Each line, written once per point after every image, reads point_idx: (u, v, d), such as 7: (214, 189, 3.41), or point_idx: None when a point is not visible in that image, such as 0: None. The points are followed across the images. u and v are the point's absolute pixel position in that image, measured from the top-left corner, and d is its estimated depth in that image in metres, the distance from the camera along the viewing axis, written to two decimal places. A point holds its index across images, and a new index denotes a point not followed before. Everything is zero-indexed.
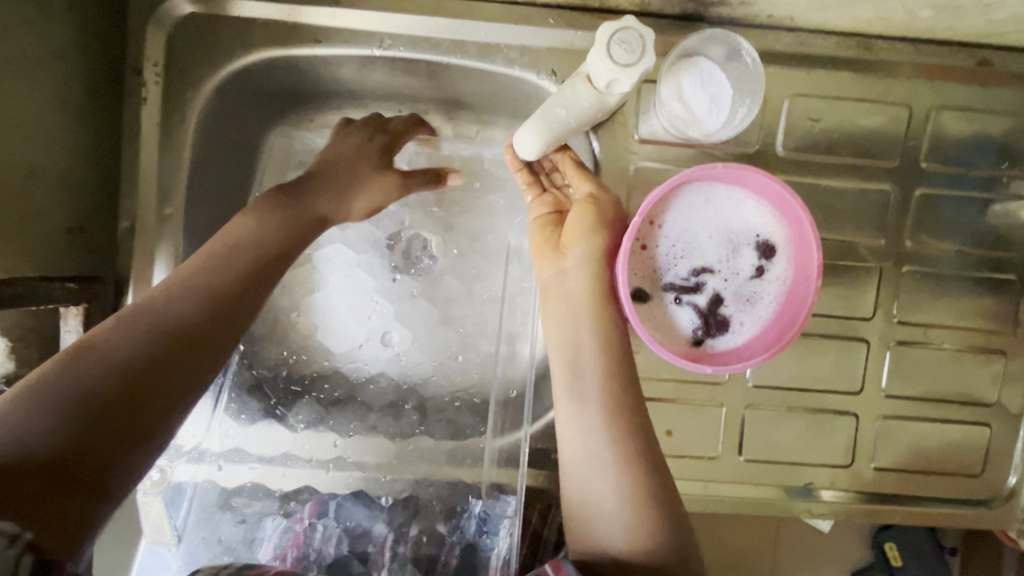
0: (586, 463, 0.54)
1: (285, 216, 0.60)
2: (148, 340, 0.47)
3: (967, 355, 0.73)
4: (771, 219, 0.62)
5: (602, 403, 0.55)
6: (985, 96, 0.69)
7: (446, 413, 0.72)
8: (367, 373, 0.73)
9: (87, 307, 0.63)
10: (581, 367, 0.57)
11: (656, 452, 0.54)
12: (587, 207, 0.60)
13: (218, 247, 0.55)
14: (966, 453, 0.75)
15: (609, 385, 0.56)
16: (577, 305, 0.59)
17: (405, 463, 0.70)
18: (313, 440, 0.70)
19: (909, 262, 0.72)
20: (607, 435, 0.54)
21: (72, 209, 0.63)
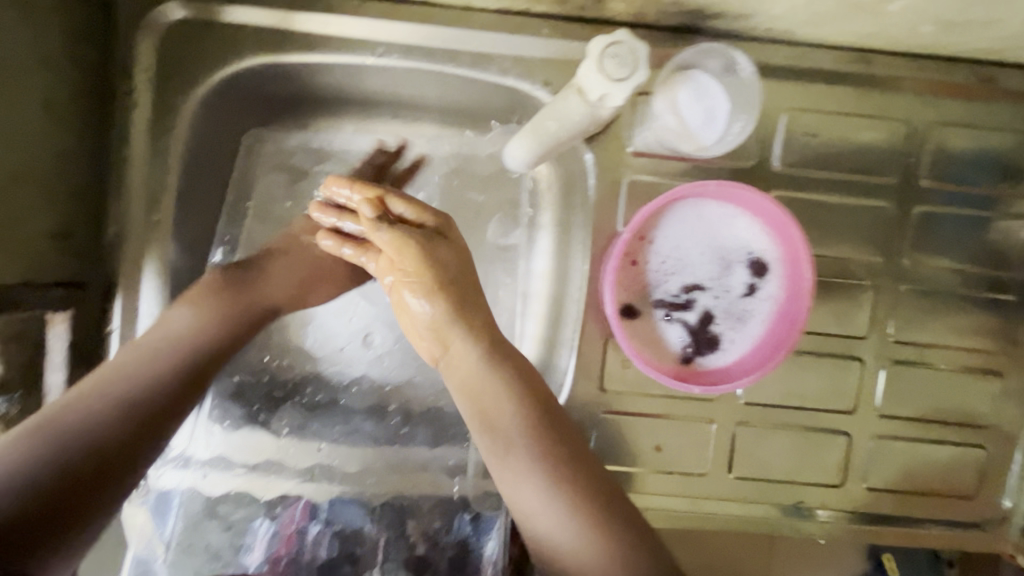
0: (541, 521, 0.52)
1: (216, 307, 0.61)
2: (97, 415, 0.50)
3: (962, 375, 0.72)
4: (764, 236, 0.60)
5: (535, 464, 0.53)
6: (985, 113, 0.68)
7: (430, 415, 0.71)
8: (349, 376, 0.71)
9: (72, 313, 0.64)
10: (501, 442, 0.54)
11: (604, 481, 0.54)
12: (416, 267, 0.56)
13: (163, 333, 0.57)
14: (960, 474, 0.73)
15: (538, 448, 0.54)
16: (475, 381, 0.56)
17: (393, 475, 0.69)
18: (298, 447, 0.69)
19: (905, 280, 0.71)
20: (551, 491, 0.52)
21: (62, 214, 0.63)
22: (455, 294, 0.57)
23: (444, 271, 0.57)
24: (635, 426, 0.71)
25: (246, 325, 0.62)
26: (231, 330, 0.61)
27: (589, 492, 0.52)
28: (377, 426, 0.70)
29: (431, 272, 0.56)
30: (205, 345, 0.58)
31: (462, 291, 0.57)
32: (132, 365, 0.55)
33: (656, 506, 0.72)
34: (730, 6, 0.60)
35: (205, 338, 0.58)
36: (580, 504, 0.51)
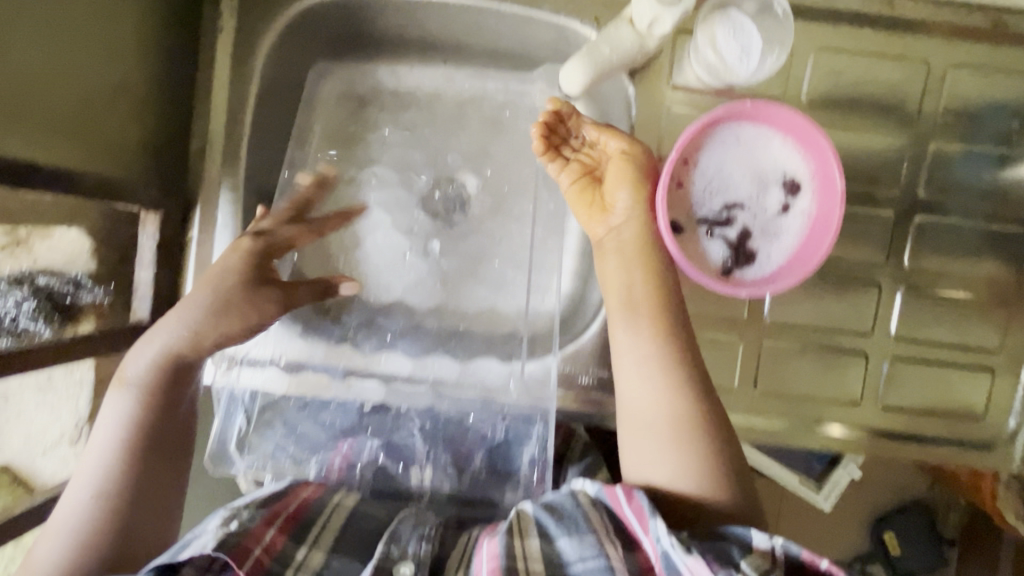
0: (647, 425, 0.62)
1: (153, 380, 0.61)
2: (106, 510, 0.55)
3: (971, 302, 0.78)
4: (796, 155, 0.66)
5: (655, 339, 0.63)
6: (998, 58, 0.74)
7: (484, 316, 0.76)
8: (410, 279, 0.76)
9: (163, 214, 0.68)
10: (633, 295, 0.65)
11: (710, 399, 0.62)
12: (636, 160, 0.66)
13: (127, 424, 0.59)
14: (969, 397, 0.79)
15: (663, 339, 0.63)
16: (628, 251, 0.66)
17: (450, 372, 0.74)
18: (364, 339, 0.75)
19: (921, 213, 0.76)
20: (666, 369, 0.62)
21: (153, 126, 0.69)
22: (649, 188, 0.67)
23: (647, 163, 0.66)
24: None
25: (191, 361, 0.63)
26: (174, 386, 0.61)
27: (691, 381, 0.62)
28: (436, 328, 0.76)
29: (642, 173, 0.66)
30: (163, 393, 0.61)
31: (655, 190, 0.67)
32: (92, 467, 0.57)
33: None
34: None
35: (163, 389, 0.61)
36: (686, 398, 0.61)
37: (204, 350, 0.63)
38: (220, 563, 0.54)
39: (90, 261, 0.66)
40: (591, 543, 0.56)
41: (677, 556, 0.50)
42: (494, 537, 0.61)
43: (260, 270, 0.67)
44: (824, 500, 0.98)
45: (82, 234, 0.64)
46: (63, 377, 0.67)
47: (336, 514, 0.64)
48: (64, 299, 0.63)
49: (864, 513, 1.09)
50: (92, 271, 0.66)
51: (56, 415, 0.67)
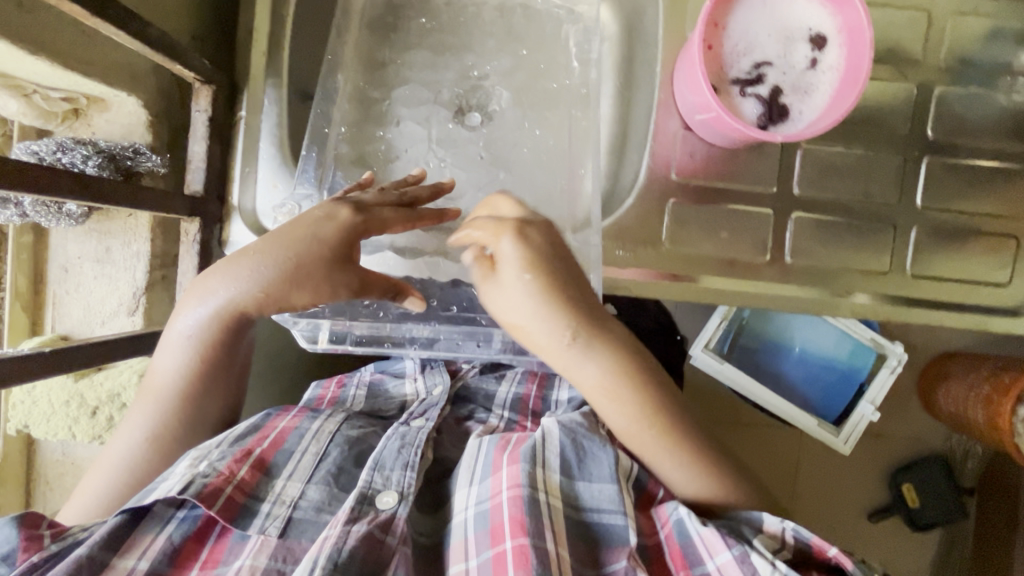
0: (661, 468, 0.67)
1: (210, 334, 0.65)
2: (155, 447, 0.65)
3: (995, 171, 0.80)
4: (821, 11, 0.69)
5: (635, 412, 0.64)
6: None
7: (529, 175, 0.78)
8: (454, 150, 0.78)
9: (214, 89, 0.70)
10: (594, 390, 0.64)
11: (691, 427, 0.66)
12: (542, 280, 0.61)
13: (190, 385, 0.66)
14: (996, 264, 0.81)
15: (634, 411, 0.64)
16: (555, 339, 0.62)
17: None
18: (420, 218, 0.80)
19: (940, 83, 0.79)
20: (650, 432, 0.65)
21: (202, 7, 0.75)
22: (567, 276, 0.62)
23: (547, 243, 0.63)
24: (704, 214, 0.79)
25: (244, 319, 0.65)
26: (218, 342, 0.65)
27: (678, 429, 0.65)
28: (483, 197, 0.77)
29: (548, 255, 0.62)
30: (221, 347, 0.65)
31: (572, 276, 0.63)
32: (152, 401, 0.66)
33: (721, 288, 0.79)
34: None
35: (220, 344, 0.65)
36: (661, 456, 0.66)
37: (265, 309, 0.64)
38: (187, 503, 0.60)
39: (146, 133, 0.68)
40: (614, 497, 0.63)
41: (693, 524, 0.60)
42: (516, 462, 0.64)
43: (281, 276, 0.62)
44: (844, 442, 0.99)
45: (138, 104, 0.67)
46: (121, 250, 0.70)
47: (314, 444, 0.68)
48: (125, 163, 0.66)
49: (885, 465, 1.18)
50: (149, 142, 0.68)
51: (115, 286, 0.70)
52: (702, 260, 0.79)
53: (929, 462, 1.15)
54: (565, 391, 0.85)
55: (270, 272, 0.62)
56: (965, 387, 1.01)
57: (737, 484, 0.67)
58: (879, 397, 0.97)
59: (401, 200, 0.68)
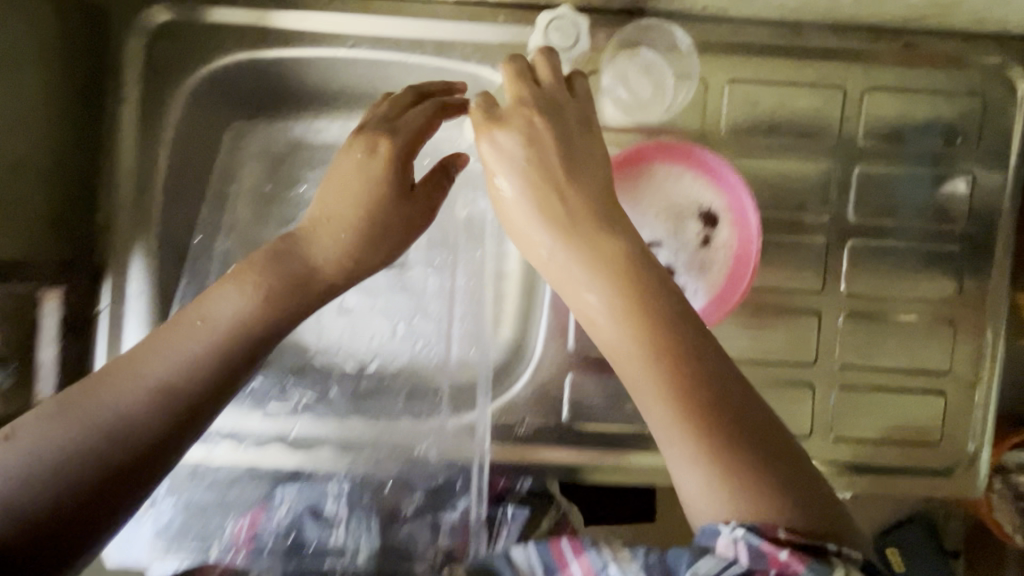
0: (679, 459, 0.43)
1: (271, 288, 0.56)
2: (146, 405, 0.49)
3: (917, 325, 0.76)
4: (708, 188, 0.65)
5: (656, 364, 0.46)
6: (915, 76, 0.73)
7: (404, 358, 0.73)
8: (325, 342, 0.73)
9: (64, 292, 0.67)
10: (613, 347, 0.49)
11: (746, 400, 0.45)
12: (546, 189, 0.54)
13: (216, 347, 0.52)
14: (923, 423, 0.76)
15: (650, 351, 0.46)
16: (570, 239, 0.53)
17: (365, 424, 0.72)
18: (270, 410, 0.71)
19: (854, 236, 0.75)
20: (680, 393, 0.44)
21: (58, 195, 0.68)
22: (575, 186, 0.55)
23: (541, 145, 0.56)
24: (608, 383, 0.74)
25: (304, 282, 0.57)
26: (270, 326, 0.55)
27: (720, 396, 0.45)
28: (351, 382, 0.72)
29: (545, 141, 0.56)
30: (280, 317, 0.56)
31: (593, 202, 0.54)
32: (170, 352, 0.51)
33: (630, 463, 0.74)
34: None
35: (288, 299, 0.56)
36: (659, 401, 0.45)
37: (330, 268, 0.58)
38: None
39: None
40: None
41: None
42: None
43: (359, 233, 0.59)
44: None
45: None
46: None
47: None
48: None
49: None
50: None
51: None
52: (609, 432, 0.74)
53: None
54: (503, 540, 0.70)
55: (350, 235, 0.59)
56: None
57: (800, 502, 0.42)
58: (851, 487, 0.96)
59: (424, 101, 0.63)
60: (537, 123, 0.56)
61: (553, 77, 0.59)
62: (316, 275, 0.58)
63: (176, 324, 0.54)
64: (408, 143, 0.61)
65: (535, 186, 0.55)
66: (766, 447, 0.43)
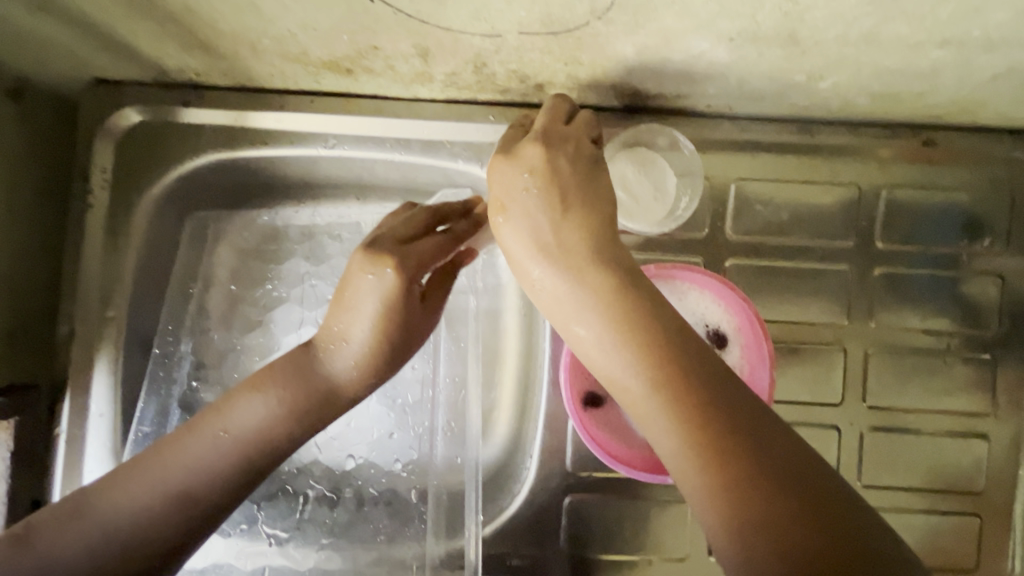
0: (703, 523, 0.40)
1: (295, 397, 0.54)
2: (161, 506, 0.49)
3: (947, 439, 0.69)
4: (717, 307, 0.61)
5: (670, 420, 0.42)
6: (932, 174, 0.68)
7: (388, 481, 0.65)
8: (298, 462, 0.65)
9: (17, 419, 0.62)
10: (619, 387, 0.45)
11: (793, 478, 0.40)
12: (571, 231, 0.48)
13: (234, 450, 0.52)
14: (958, 545, 0.69)
15: (676, 412, 0.42)
16: (592, 287, 0.47)
17: (349, 558, 0.65)
18: (244, 544, 0.64)
19: (875, 343, 0.69)
20: (704, 461, 0.40)
21: (23, 310, 0.63)
22: (600, 229, 0.49)
23: (566, 188, 0.49)
24: (610, 508, 0.67)
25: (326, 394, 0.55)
26: (289, 433, 0.53)
27: (756, 474, 0.39)
28: (330, 509, 0.65)
29: (566, 181, 0.50)
30: (303, 423, 0.54)
31: (592, 227, 0.49)
32: (194, 452, 0.51)
33: None
34: (665, 88, 0.60)
35: (307, 412, 0.54)
36: (666, 432, 0.42)
37: (354, 382, 0.56)
38: None
39: None
40: None
41: None
42: None
43: (392, 326, 0.55)
44: None
45: None
46: None
47: None
48: None
49: None
50: None
51: None
52: (611, 563, 0.67)
53: None
54: None
55: (384, 327, 0.55)
56: None
57: None
58: None
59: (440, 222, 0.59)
60: (552, 160, 0.50)
61: (549, 117, 0.53)
62: (336, 386, 0.55)
63: (200, 424, 0.52)
64: (429, 247, 0.57)
65: (548, 233, 0.49)
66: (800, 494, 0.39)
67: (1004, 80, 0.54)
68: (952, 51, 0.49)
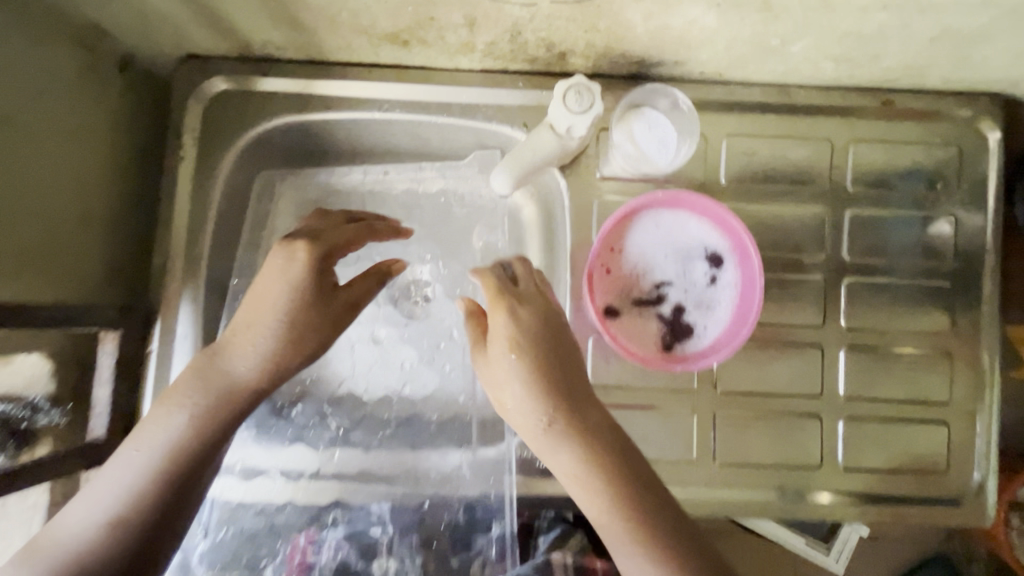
0: (610, 537, 0.56)
1: (205, 406, 0.60)
2: (104, 534, 0.54)
3: (915, 356, 0.80)
4: (713, 232, 0.71)
5: (584, 458, 0.58)
6: (892, 130, 0.80)
7: (437, 388, 0.77)
8: (359, 372, 0.77)
9: (122, 332, 0.72)
10: (543, 445, 0.61)
11: (654, 489, 0.59)
12: (527, 332, 0.62)
13: (168, 462, 0.57)
14: (930, 451, 0.79)
15: (588, 456, 0.58)
16: (529, 358, 0.61)
17: (403, 455, 0.75)
18: (316, 439, 0.75)
19: (850, 273, 0.80)
20: (610, 493, 0.57)
21: (120, 246, 0.75)
22: (552, 322, 0.64)
23: (529, 303, 0.65)
24: (627, 418, 0.77)
25: (241, 392, 0.61)
26: (217, 433, 0.60)
27: (640, 495, 0.57)
28: (386, 414, 0.76)
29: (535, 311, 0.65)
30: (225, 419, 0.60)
31: (541, 326, 0.63)
32: (125, 479, 0.57)
33: None
34: (666, 55, 0.73)
35: (230, 409, 0.61)
36: (580, 469, 0.58)
37: (260, 379, 0.62)
38: None
39: (49, 382, 0.67)
40: None
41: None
42: None
43: (281, 332, 0.62)
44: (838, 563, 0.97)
45: (42, 357, 0.66)
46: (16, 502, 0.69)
47: None
48: (20, 425, 0.65)
49: None
50: (51, 390, 0.67)
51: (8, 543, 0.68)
52: None
53: None
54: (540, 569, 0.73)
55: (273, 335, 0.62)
56: None
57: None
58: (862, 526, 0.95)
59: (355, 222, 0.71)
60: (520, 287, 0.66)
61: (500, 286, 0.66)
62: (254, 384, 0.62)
63: (127, 450, 0.59)
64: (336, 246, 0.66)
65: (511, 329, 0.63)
66: (677, 525, 0.57)
67: (940, 43, 0.67)
68: (893, 15, 0.62)
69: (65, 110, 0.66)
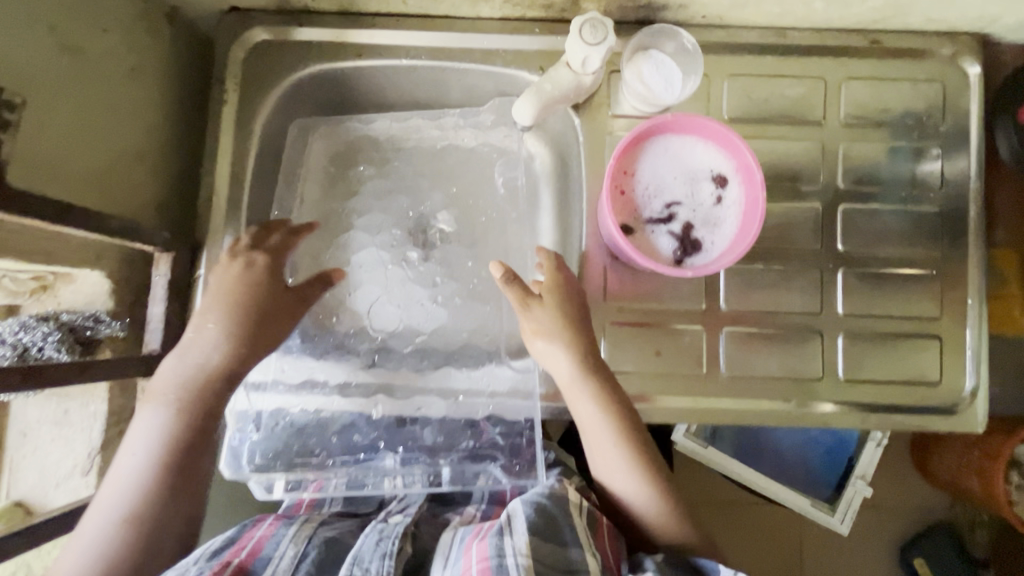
0: (609, 468, 0.71)
1: (185, 401, 0.67)
2: (122, 526, 0.63)
3: (908, 276, 0.86)
4: (719, 154, 0.78)
5: (603, 411, 0.71)
6: (881, 68, 0.87)
7: (463, 302, 0.86)
8: (394, 289, 0.87)
9: (174, 255, 0.77)
10: (572, 397, 0.72)
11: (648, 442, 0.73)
12: (563, 305, 0.74)
13: (170, 450, 0.66)
14: (924, 364, 0.85)
15: (604, 408, 0.71)
16: (565, 328, 0.73)
17: (436, 359, 0.84)
18: (356, 345, 0.84)
19: (845, 201, 0.87)
20: (618, 439, 0.71)
21: (169, 181, 0.81)
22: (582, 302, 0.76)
23: (570, 287, 0.76)
24: (641, 335, 0.83)
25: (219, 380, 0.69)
26: (201, 417, 0.68)
27: (639, 442, 0.71)
28: (419, 325, 0.86)
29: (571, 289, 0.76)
30: (209, 404, 0.68)
31: (574, 305, 0.75)
32: (127, 479, 0.65)
33: (664, 405, 0.82)
34: None
35: (212, 395, 0.68)
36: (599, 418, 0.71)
37: (229, 369, 0.69)
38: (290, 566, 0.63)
39: (108, 299, 0.72)
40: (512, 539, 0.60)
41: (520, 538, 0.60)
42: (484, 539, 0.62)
43: (242, 327, 0.70)
44: (842, 522, 1.00)
45: (102, 274, 0.72)
46: (79, 411, 0.74)
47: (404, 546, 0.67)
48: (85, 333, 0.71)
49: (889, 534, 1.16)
50: (110, 307, 0.72)
51: (71, 449, 0.74)
52: (644, 379, 0.82)
53: (936, 531, 1.12)
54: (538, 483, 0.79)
55: (232, 331, 0.70)
56: (951, 451, 1.02)
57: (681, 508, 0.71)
58: (868, 472, 0.99)
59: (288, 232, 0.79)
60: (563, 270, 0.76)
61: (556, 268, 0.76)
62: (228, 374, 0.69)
63: (125, 452, 0.66)
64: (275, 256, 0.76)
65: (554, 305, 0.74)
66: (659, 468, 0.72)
67: None
68: None
69: (124, 51, 0.72)
